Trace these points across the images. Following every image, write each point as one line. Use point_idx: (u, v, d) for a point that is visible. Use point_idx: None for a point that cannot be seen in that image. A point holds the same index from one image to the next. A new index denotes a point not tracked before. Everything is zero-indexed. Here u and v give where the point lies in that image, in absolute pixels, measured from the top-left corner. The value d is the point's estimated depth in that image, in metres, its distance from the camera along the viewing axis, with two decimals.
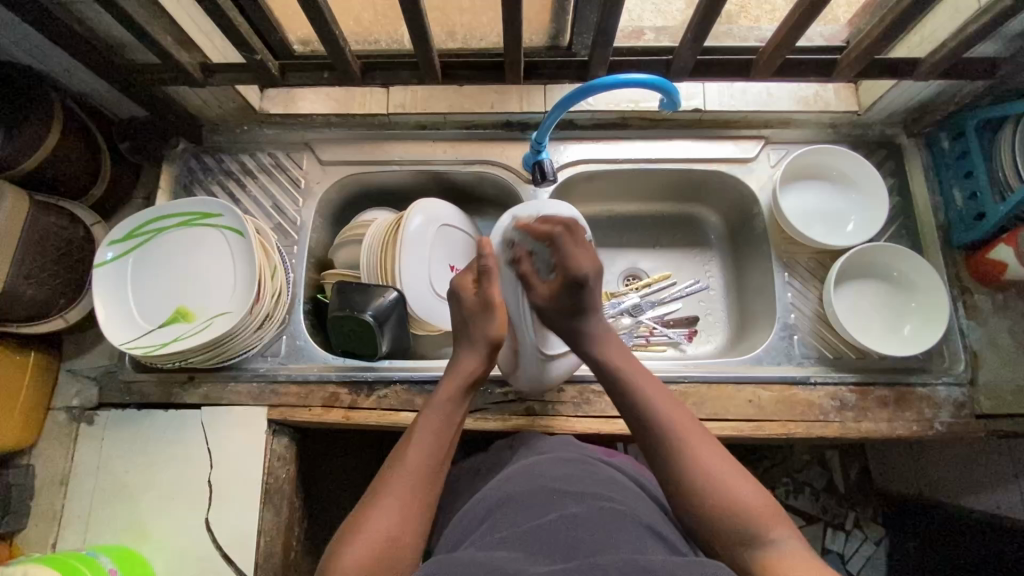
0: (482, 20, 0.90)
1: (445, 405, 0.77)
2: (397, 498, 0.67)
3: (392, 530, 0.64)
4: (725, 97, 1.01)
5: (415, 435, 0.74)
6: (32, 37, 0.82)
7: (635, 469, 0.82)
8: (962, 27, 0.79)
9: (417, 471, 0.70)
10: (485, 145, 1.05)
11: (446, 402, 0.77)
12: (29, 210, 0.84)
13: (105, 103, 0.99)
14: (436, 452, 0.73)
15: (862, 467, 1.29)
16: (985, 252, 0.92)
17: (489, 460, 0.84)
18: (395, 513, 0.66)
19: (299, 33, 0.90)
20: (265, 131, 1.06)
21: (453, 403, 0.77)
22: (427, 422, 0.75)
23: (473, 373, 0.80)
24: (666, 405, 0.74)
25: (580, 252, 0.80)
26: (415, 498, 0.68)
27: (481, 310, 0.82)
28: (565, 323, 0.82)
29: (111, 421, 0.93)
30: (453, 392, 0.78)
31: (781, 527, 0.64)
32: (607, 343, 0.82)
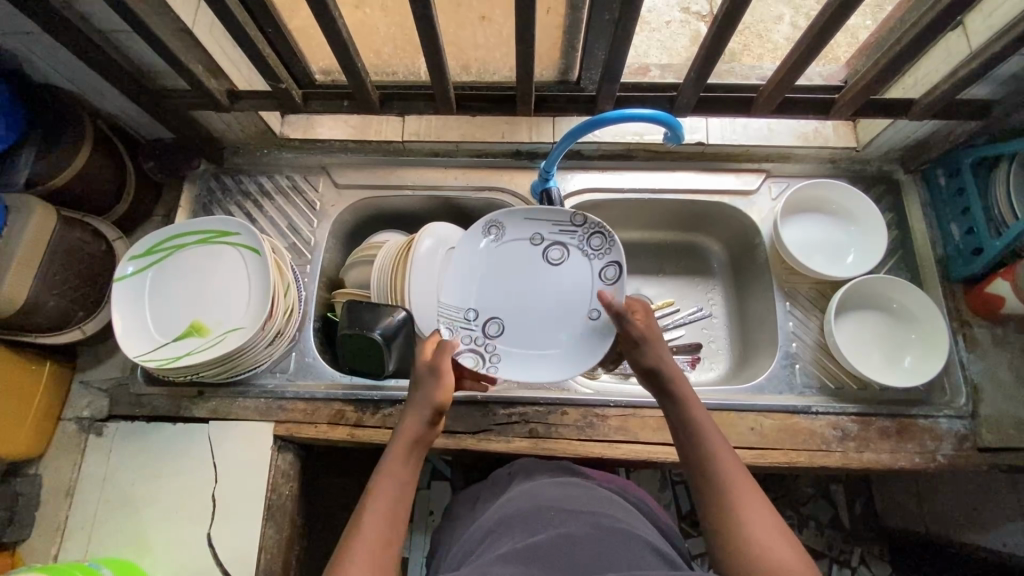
0: (496, 55, 0.95)
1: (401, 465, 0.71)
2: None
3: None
4: (726, 132, 1.05)
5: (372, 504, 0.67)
6: (70, 62, 0.86)
7: (637, 495, 0.83)
8: (953, 70, 0.83)
9: (388, 507, 0.67)
10: (495, 172, 1.09)
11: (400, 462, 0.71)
12: (55, 226, 0.88)
13: (133, 125, 1.04)
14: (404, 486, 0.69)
15: (867, 502, 1.28)
16: (983, 286, 0.93)
17: (486, 489, 0.84)
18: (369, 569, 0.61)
19: (320, 63, 0.96)
20: (284, 154, 1.10)
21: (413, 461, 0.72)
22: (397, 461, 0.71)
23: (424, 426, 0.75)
24: (698, 416, 0.73)
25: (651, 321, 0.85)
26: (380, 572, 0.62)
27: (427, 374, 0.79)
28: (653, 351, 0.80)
29: (120, 432, 0.95)
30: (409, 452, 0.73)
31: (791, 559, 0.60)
32: (681, 374, 0.78)
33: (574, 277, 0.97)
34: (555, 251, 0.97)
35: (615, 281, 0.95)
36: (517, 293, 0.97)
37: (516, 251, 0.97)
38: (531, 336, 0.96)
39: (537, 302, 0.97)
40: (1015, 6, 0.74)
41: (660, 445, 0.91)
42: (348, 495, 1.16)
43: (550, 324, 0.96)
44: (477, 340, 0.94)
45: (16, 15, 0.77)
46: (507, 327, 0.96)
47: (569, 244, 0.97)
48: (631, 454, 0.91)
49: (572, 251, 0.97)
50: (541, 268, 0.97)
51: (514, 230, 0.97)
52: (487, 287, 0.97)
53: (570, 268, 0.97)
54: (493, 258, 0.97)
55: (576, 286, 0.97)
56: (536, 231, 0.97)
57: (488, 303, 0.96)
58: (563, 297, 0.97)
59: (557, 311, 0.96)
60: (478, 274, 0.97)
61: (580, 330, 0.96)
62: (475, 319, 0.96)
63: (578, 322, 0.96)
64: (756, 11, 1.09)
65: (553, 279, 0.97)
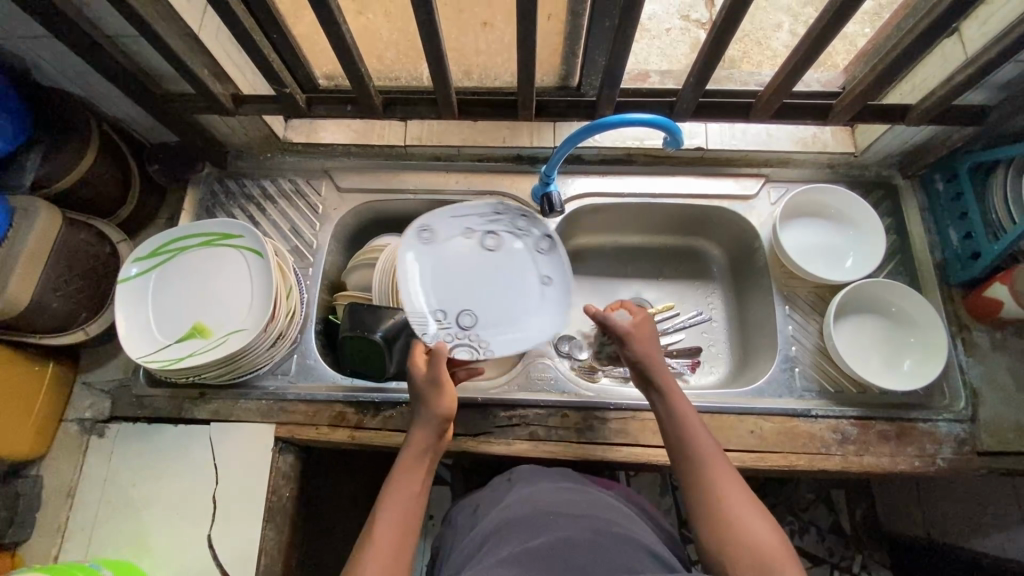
0: (498, 61, 0.96)
1: (411, 478, 0.73)
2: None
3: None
4: (725, 137, 1.06)
5: (383, 519, 0.69)
6: (78, 67, 0.88)
7: (634, 500, 0.83)
8: (949, 76, 0.84)
9: (398, 515, 0.70)
10: (496, 177, 1.10)
11: (409, 475, 0.73)
12: (61, 228, 0.88)
13: (138, 128, 1.05)
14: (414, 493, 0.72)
15: (869, 508, 1.28)
16: (981, 290, 0.94)
17: (485, 497, 0.81)
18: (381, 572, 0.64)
19: (324, 68, 0.98)
20: (287, 158, 1.11)
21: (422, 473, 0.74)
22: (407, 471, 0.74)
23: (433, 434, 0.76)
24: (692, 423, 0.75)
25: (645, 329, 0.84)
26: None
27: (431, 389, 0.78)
28: (641, 348, 0.81)
29: (122, 434, 0.95)
30: (416, 465, 0.74)
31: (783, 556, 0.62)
32: (666, 372, 0.80)
33: (516, 257, 1.02)
34: (490, 240, 1.02)
35: (552, 251, 1.02)
36: (472, 284, 1.00)
37: (457, 245, 1.01)
38: (504, 321, 0.98)
39: (491, 287, 1.00)
40: (1010, 14, 0.75)
41: (660, 448, 0.92)
42: (348, 498, 1.16)
43: (513, 306, 1.00)
44: (458, 337, 0.96)
45: (26, 20, 0.78)
46: (478, 318, 0.98)
47: (500, 230, 1.03)
48: (631, 456, 0.92)
49: (507, 235, 1.03)
50: (483, 256, 1.01)
51: (447, 230, 1.01)
52: (444, 287, 0.99)
53: (510, 250, 1.02)
54: (436, 258, 1.00)
55: (521, 264, 1.01)
56: (467, 226, 1.02)
57: (453, 299, 0.98)
58: (513, 276, 1.01)
59: (512, 292, 1.00)
60: (429, 274, 0.99)
61: (543, 307, 1.00)
62: (446, 318, 0.97)
63: (534, 296, 1.00)
64: (755, 20, 1.11)
65: (497, 264, 1.01)
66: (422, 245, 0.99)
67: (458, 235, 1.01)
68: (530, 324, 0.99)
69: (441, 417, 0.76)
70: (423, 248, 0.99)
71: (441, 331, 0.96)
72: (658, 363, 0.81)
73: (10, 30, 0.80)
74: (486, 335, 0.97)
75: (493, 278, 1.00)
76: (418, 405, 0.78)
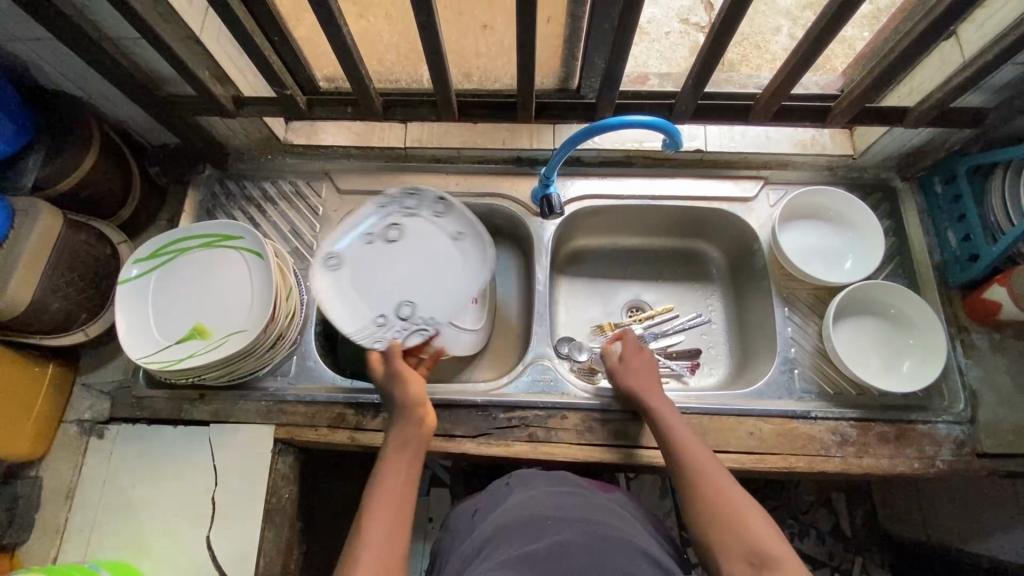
0: (498, 63, 0.96)
1: (397, 473, 0.77)
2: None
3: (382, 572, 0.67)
4: (724, 140, 1.06)
5: (371, 513, 0.72)
6: (79, 69, 0.88)
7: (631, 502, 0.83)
8: (947, 79, 0.84)
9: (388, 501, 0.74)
10: (496, 178, 1.10)
11: (394, 471, 0.77)
12: (62, 229, 0.89)
13: (140, 130, 1.05)
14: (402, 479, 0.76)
15: (869, 511, 1.28)
16: (980, 292, 0.94)
17: (485, 500, 0.81)
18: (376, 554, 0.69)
19: (325, 71, 0.98)
20: (288, 160, 1.12)
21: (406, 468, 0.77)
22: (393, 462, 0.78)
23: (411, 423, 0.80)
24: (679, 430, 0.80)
25: (640, 357, 0.92)
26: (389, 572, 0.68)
27: (393, 379, 0.83)
28: (628, 375, 0.89)
29: (121, 435, 0.95)
30: (400, 461, 0.78)
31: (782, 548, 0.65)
32: (658, 394, 0.87)
33: (421, 236, 0.95)
34: (389, 231, 0.94)
35: (450, 213, 0.96)
36: (394, 275, 0.92)
37: (356, 249, 0.93)
38: (446, 295, 0.93)
39: (409, 274, 0.93)
40: (1007, 17, 0.76)
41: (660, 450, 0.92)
42: (348, 500, 1.16)
43: (443, 278, 0.93)
44: (409, 330, 0.90)
45: (28, 23, 0.78)
46: (419, 304, 0.91)
47: (396, 218, 0.95)
48: (631, 458, 0.92)
49: (407, 217, 0.95)
50: (393, 249, 0.94)
51: (353, 245, 0.93)
52: (368, 293, 0.91)
53: (411, 233, 0.95)
54: (353, 275, 0.92)
55: (431, 239, 0.95)
56: (361, 229, 0.94)
57: (383, 300, 0.91)
58: (427, 253, 0.94)
59: (433, 270, 0.93)
60: (352, 289, 0.91)
61: (470, 268, 0.95)
62: (389, 317, 0.90)
63: (454, 263, 0.94)
64: (753, 23, 1.12)
65: (406, 253, 0.94)
66: (337, 270, 0.92)
67: (354, 238, 0.93)
68: (462, 289, 0.93)
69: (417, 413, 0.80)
70: (338, 275, 0.92)
71: (388, 332, 0.89)
72: (648, 387, 0.88)
73: (12, 32, 0.80)
74: (431, 316, 0.91)
75: (408, 265, 0.93)
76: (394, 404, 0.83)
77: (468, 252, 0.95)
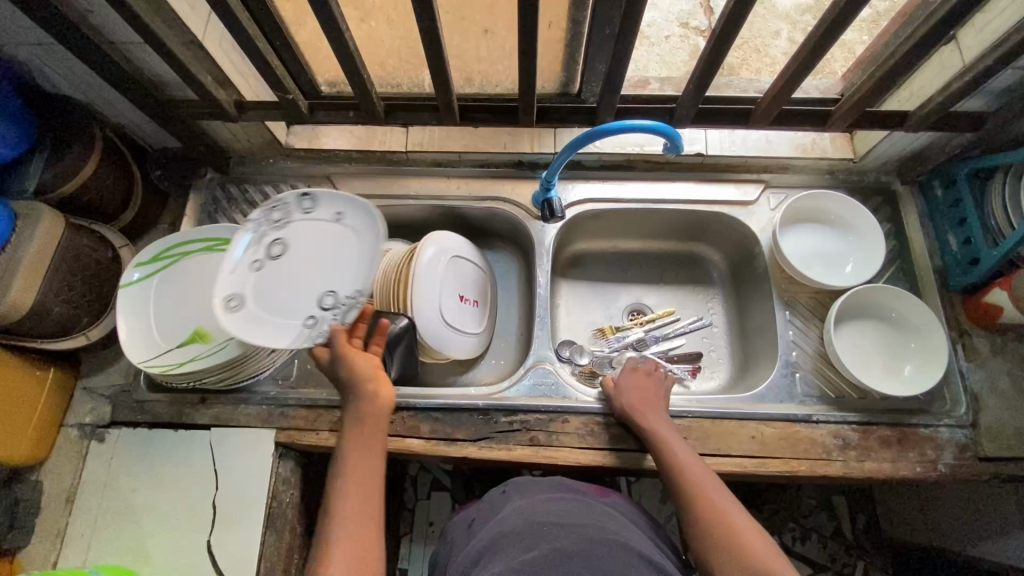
0: (498, 68, 0.97)
1: (362, 460, 0.78)
2: (348, 563, 0.66)
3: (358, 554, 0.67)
4: (725, 144, 1.07)
5: (341, 498, 0.73)
6: (82, 74, 0.88)
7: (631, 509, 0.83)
8: (947, 83, 0.85)
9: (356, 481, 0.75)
10: (497, 182, 1.10)
11: (359, 457, 0.78)
12: (64, 233, 0.89)
13: (141, 134, 1.05)
14: (368, 460, 0.78)
15: (870, 514, 1.28)
16: (982, 295, 0.94)
17: (482, 510, 0.81)
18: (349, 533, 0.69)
19: (326, 75, 0.98)
20: (289, 163, 1.12)
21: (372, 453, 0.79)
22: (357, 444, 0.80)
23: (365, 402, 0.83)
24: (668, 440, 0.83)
25: (645, 381, 0.93)
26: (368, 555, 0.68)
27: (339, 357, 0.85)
28: (626, 394, 0.91)
29: (122, 439, 0.95)
30: (364, 445, 0.79)
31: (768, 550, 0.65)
32: (653, 415, 0.87)
33: (300, 237, 0.92)
34: (270, 248, 0.89)
35: (319, 206, 0.93)
36: (296, 279, 0.89)
37: (250, 277, 0.87)
38: (354, 270, 0.92)
39: (309, 276, 0.90)
40: (1006, 21, 0.76)
41: None
42: None
43: (341, 258, 0.93)
44: (344, 310, 0.90)
45: (32, 28, 0.79)
46: (336, 288, 0.91)
47: (270, 234, 0.90)
48: (633, 462, 0.91)
49: (281, 229, 0.91)
50: (282, 260, 0.89)
51: (243, 278, 0.86)
52: (286, 311, 0.87)
53: (292, 240, 0.91)
54: (263, 301, 0.86)
55: (310, 237, 0.92)
56: (243, 261, 0.87)
57: (304, 307, 0.88)
58: (314, 249, 0.92)
59: (327, 262, 0.92)
60: (269, 314, 0.86)
61: (359, 236, 0.94)
62: (319, 312, 0.89)
63: (345, 245, 0.93)
64: (753, 27, 1.12)
65: (294, 262, 0.90)
66: (245, 308, 0.85)
67: (243, 267, 0.87)
68: (367, 261, 0.93)
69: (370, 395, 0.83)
70: (248, 310, 0.85)
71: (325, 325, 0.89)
72: (643, 407, 0.89)
73: (15, 37, 0.81)
74: (358, 293, 0.91)
75: (305, 270, 0.90)
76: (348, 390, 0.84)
77: (357, 228, 0.94)
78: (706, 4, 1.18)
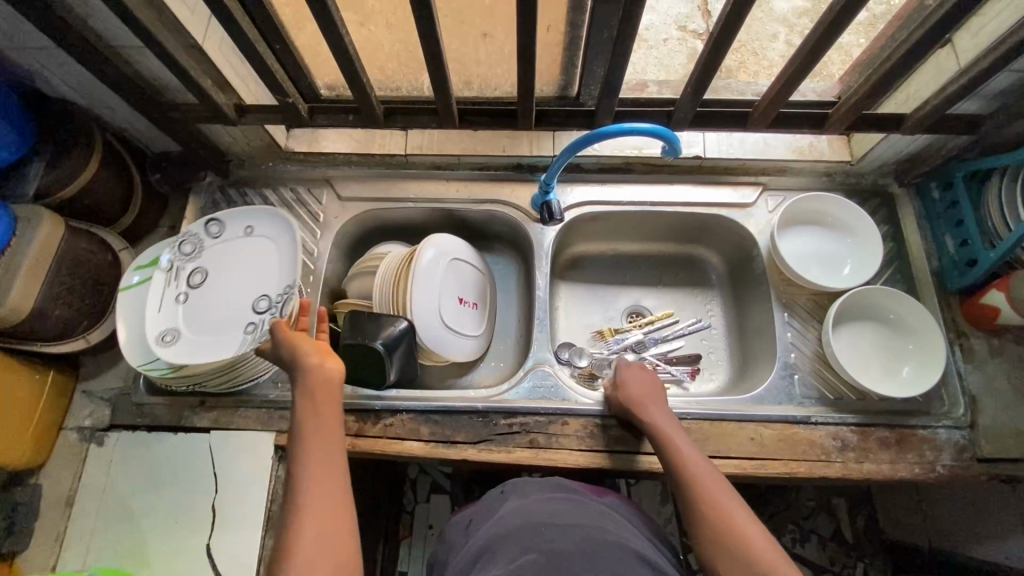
0: (497, 71, 0.97)
1: (317, 435, 0.72)
2: (318, 543, 0.63)
3: (332, 538, 0.64)
4: (723, 146, 1.07)
5: (301, 480, 0.68)
6: (82, 78, 0.89)
7: (626, 507, 0.83)
8: (943, 86, 0.85)
9: (318, 462, 0.69)
10: (496, 185, 1.11)
11: (317, 435, 0.72)
12: (64, 236, 0.89)
13: (141, 138, 1.06)
14: (328, 438, 0.72)
15: (870, 516, 1.28)
16: (978, 297, 0.95)
17: (480, 510, 0.81)
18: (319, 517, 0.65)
19: (326, 79, 0.98)
20: (289, 167, 1.12)
21: (330, 428, 0.73)
22: (312, 424, 0.73)
23: (312, 378, 0.75)
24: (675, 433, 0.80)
25: (641, 376, 0.92)
26: (340, 539, 0.64)
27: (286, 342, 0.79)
28: (630, 387, 0.90)
29: (121, 442, 0.95)
30: (318, 420, 0.73)
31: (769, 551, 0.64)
32: (659, 409, 0.86)
33: (220, 259, 0.95)
34: (190, 280, 0.93)
35: (227, 228, 0.97)
36: (220, 298, 0.92)
37: (174, 312, 0.90)
38: (278, 268, 0.93)
39: (232, 293, 0.93)
40: (1002, 25, 0.76)
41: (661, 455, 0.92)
42: None
43: (262, 264, 0.94)
44: (280, 305, 0.89)
45: (32, 32, 0.79)
46: (267, 290, 0.92)
47: (187, 267, 0.94)
48: (632, 463, 0.91)
49: (197, 258, 0.95)
50: (202, 286, 0.93)
51: (172, 314, 0.90)
52: (216, 331, 0.89)
53: (210, 265, 0.95)
54: (197, 328, 0.89)
55: (228, 256, 0.95)
56: (164, 300, 0.91)
57: (234, 320, 0.90)
58: (233, 265, 0.95)
59: (248, 274, 0.94)
60: (201, 338, 0.88)
61: (273, 237, 0.95)
62: (255, 316, 0.90)
63: (261, 251, 0.95)
64: (750, 30, 1.13)
65: (216, 285, 0.93)
66: (181, 340, 0.88)
67: (166, 305, 0.91)
68: (284, 258, 0.93)
69: (317, 366, 0.76)
70: (185, 341, 0.88)
71: (257, 328, 0.88)
72: (644, 399, 0.87)
73: (16, 42, 0.81)
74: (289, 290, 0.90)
75: (227, 289, 0.93)
76: (293, 365, 0.78)
77: (267, 230, 0.96)
78: (703, 7, 1.18)
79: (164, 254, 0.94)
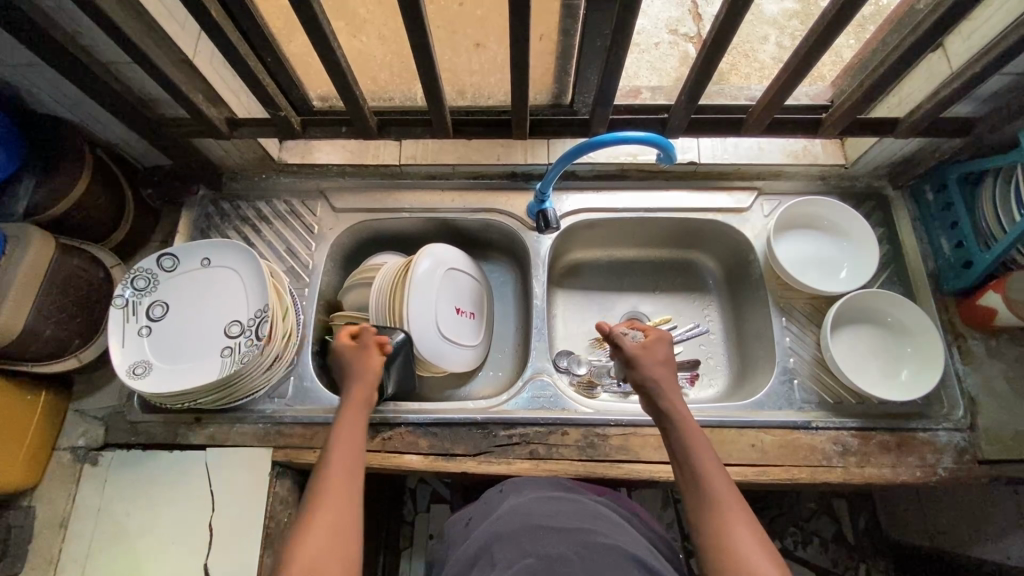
0: (491, 80, 0.97)
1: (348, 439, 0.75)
2: (324, 541, 0.62)
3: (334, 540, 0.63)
4: (717, 152, 1.07)
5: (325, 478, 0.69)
6: (72, 95, 0.88)
7: (622, 507, 0.83)
8: (937, 89, 0.85)
9: (343, 464, 0.71)
10: (491, 194, 1.10)
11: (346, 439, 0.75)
12: (54, 254, 0.88)
13: (133, 153, 1.05)
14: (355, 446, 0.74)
15: (871, 517, 1.28)
16: (976, 298, 0.94)
17: (479, 509, 0.80)
18: (332, 517, 0.65)
19: (319, 90, 0.98)
20: (282, 178, 1.11)
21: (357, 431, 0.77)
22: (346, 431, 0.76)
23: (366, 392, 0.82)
24: (686, 423, 0.75)
25: (661, 353, 0.83)
26: (348, 530, 0.65)
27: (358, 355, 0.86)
28: (652, 365, 0.81)
29: (115, 462, 0.94)
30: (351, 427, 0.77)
31: (760, 554, 0.62)
32: (676, 397, 0.78)
33: (180, 289, 0.94)
34: (149, 313, 0.92)
35: (182, 259, 0.94)
36: (186, 329, 0.91)
37: (140, 347, 0.89)
38: (246, 292, 0.93)
39: (197, 321, 0.92)
40: (993, 28, 0.77)
41: (662, 464, 0.91)
42: None
43: (227, 294, 0.93)
44: (255, 327, 0.90)
45: (18, 48, 0.78)
46: (238, 314, 0.92)
47: (144, 301, 0.92)
48: (633, 473, 0.91)
49: (153, 290, 0.93)
50: (165, 318, 0.92)
51: (138, 347, 0.89)
52: (189, 360, 0.89)
53: (169, 296, 0.93)
54: (167, 358, 0.89)
55: (190, 283, 0.94)
56: (125, 338, 0.89)
57: (206, 348, 0.90)
58: (197, 291, 0.94)
59: (210, 301, 0.93)
60: (174, 369, 0.88)
61: (239, 270, 0.94)
62: (230, 341, 0.90)
63: (223, 277, 0.94)
64: (742, 33, 1.13)
65: (179, 316, 0.92)
66: (152, 371, 0.88)
67: (127, 341, 0.89)
68: (249, 282, 0.93)
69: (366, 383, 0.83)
70: (157, 372, 0.88)
71: (233, 354, 0.89)
72: (664, 381, 0.80)
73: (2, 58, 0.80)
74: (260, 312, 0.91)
75: (192, 320, 0.92)
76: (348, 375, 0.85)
77: (230, 253, 0.94)
78: (694, 10, 1.18)
79: (117, 290, 0.91)
